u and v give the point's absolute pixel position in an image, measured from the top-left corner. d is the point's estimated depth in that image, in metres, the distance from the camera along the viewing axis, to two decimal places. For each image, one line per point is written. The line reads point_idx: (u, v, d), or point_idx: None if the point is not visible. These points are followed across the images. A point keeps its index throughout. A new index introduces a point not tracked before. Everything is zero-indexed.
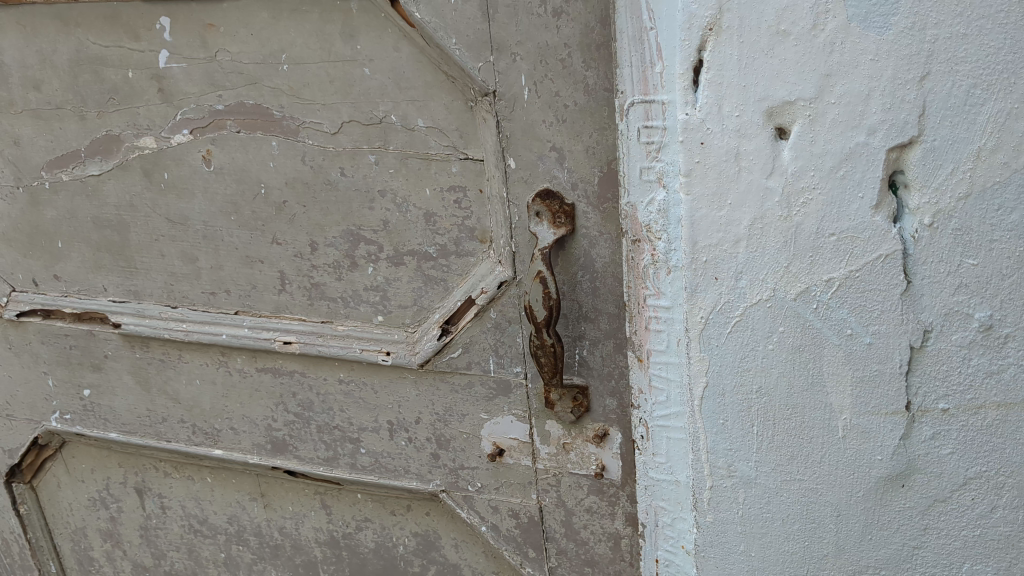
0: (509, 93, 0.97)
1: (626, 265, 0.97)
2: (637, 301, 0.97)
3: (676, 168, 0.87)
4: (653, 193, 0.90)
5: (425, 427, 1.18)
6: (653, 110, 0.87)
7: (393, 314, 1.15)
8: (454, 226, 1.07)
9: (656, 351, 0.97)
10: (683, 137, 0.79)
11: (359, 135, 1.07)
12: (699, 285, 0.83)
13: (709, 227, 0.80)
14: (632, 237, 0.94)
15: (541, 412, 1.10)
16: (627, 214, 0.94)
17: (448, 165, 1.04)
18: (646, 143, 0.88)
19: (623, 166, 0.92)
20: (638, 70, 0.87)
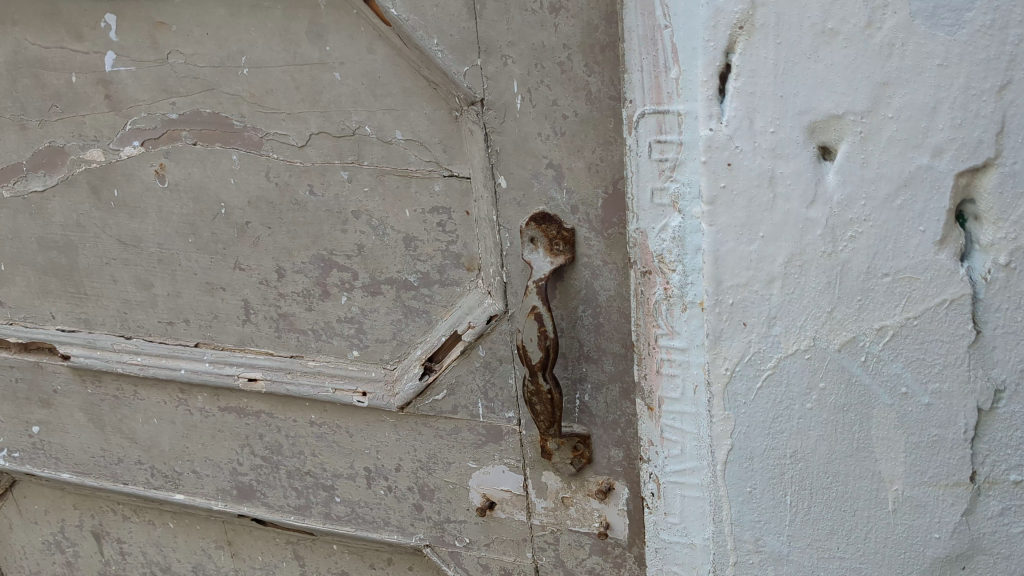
0: (499, 102, 0.83)
1: (634, 299, 0.84)
2: (647, 341, 0.84)
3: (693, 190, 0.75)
4: (667, 218, 0.78)
5: (406, 475, 1.05)
6: (667, 122, 0.75)
7: (369, 349, 1.01)
8: (438, 251, 0.93)
9: (670, 399, 0.85)
10: (706, 156, 0.66)
11: (330, 149, 0.94)
12: (724, 332, 0.69)
13: (737, 264, 0.67)
14: (642, 267, 0.82)
15: (537, 461, 0.97)
16: (635, 242, 0.81)
17: (430, 183, 0.91)
18: (659, 160, 0.77)
19: (632, 186, 0.80)
20: (650, 75, 0.75)
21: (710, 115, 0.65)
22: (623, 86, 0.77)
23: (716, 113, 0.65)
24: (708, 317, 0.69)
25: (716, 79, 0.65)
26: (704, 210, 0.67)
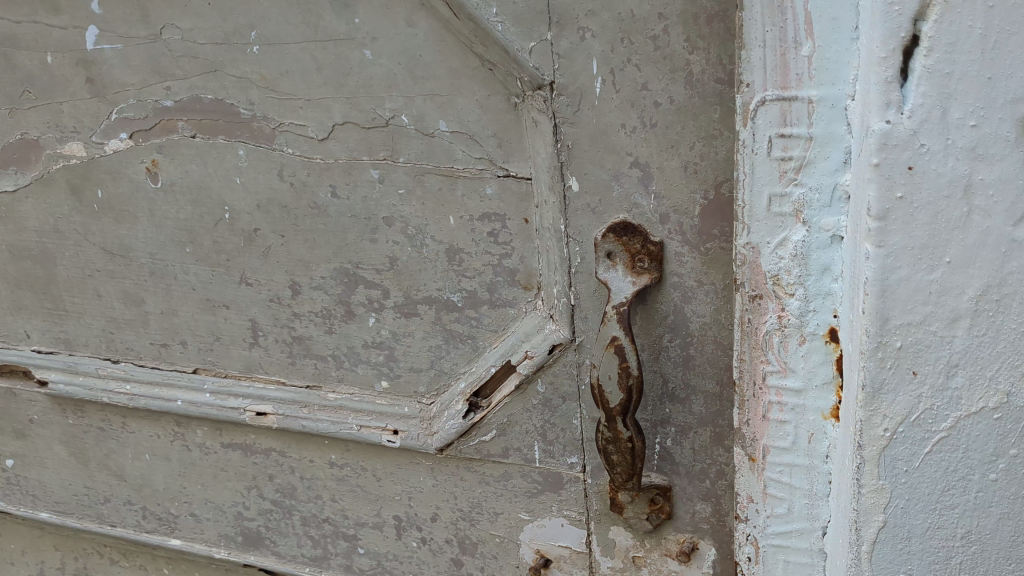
0: (573, 85, 0.67)
1: (736, 329, 0.69)
2: (752, 378, 0.69)
3: (824, 199, 0.62)
4: (787, 231, 0.64)
5: (444, 526, 0.89)
6: (794, 112, 0.60)
7: (401, 380, 0.86)
8: (489, 267, 0.78)
9: (778, 448, 0.70)
10: (877, 159, 0.49)
11: (357, 142, 0.78)
12: (885, 384, 0.54)
13: (911, 298, 0.51)
14: (752, 291, 0.67)
15: (604, 515, 0.81)
16: (744, 260, 0.66)
17: (481, 185, 0.75)
18: (781, 160, 0.62)
19: (744, 191, 0.64)
20: (774, 52, 0.59)
21: (886, 103, 0.48)
22: (737, 65, 0.62)
23: (895, 101, 0.48)
24: (864, 365, 0.54)
25: (898, 55, 0.48)
26: (870, 228, 0.51)
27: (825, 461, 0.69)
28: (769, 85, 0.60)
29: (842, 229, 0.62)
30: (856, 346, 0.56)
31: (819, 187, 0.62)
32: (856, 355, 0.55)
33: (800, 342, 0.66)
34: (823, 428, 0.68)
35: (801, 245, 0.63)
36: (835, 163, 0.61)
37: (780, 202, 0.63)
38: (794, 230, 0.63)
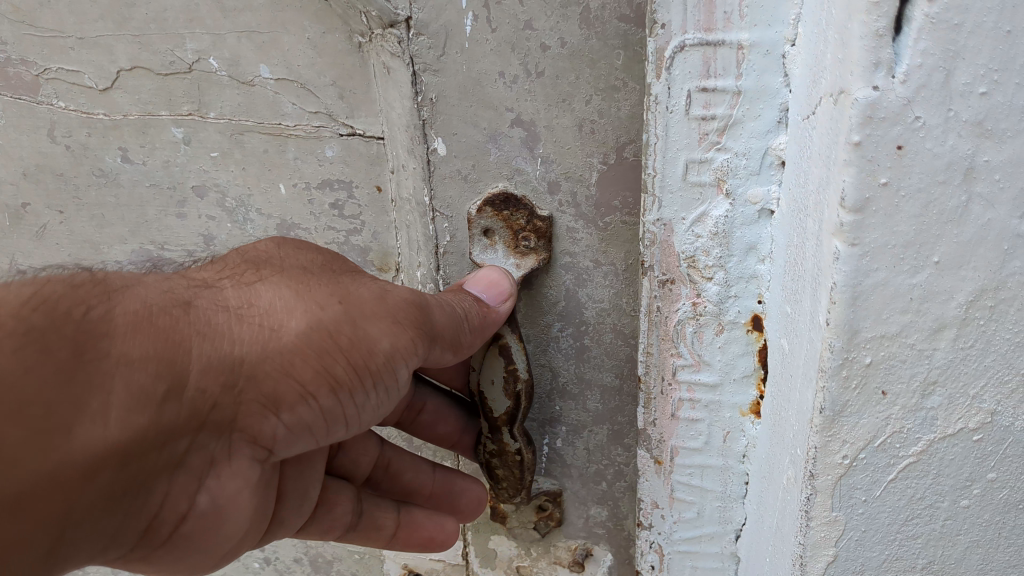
0: (436, 22, 0.53)
1: (642, 318, 0.57)
2: (660, 375, 0.58)
3: (752, 168, 0.51)
4: (705, 204, 0.52)
5: (292, 544, 0.76)
6: (720, 62, 0.48)
7: None
8: (334, 245, 0.63)
9: (689, 450, 0.60)
10: (860, 137, 0.38)
11: (152, 93, 0.60)
12: (849, 406, 0.43)
13: (887, 307, 0.41)
14: (662, 275, 0.55)
15: (484, 524, 0.71)
16: (654, 239, 0.54)
17: (319, 146, 0.60)
18: (702, 120, 0.50)
19: (655, 157, 0.51)
20: None
21: (874, 63, 0.37)
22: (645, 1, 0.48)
23: (886, 60, 0.37)
24: (824, 387, 0.43)
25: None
26: (842, 222, 0.40)
27: (742, 462, 0.60)
28: (690, 23, 0.48)
29: (772, 202, 0.51)
30: (807, 357, 0.45)
31: (747, 150, 0.50)
32: (809, 371, 0.45)
33: (718, 332, 0.56)
34: (742, 426, 0.58)
35: (723, 221, 0.52)
36: (767, 123, 0.49)
37: (698, 168, 0.51)
38: (712, 203, 0.52)
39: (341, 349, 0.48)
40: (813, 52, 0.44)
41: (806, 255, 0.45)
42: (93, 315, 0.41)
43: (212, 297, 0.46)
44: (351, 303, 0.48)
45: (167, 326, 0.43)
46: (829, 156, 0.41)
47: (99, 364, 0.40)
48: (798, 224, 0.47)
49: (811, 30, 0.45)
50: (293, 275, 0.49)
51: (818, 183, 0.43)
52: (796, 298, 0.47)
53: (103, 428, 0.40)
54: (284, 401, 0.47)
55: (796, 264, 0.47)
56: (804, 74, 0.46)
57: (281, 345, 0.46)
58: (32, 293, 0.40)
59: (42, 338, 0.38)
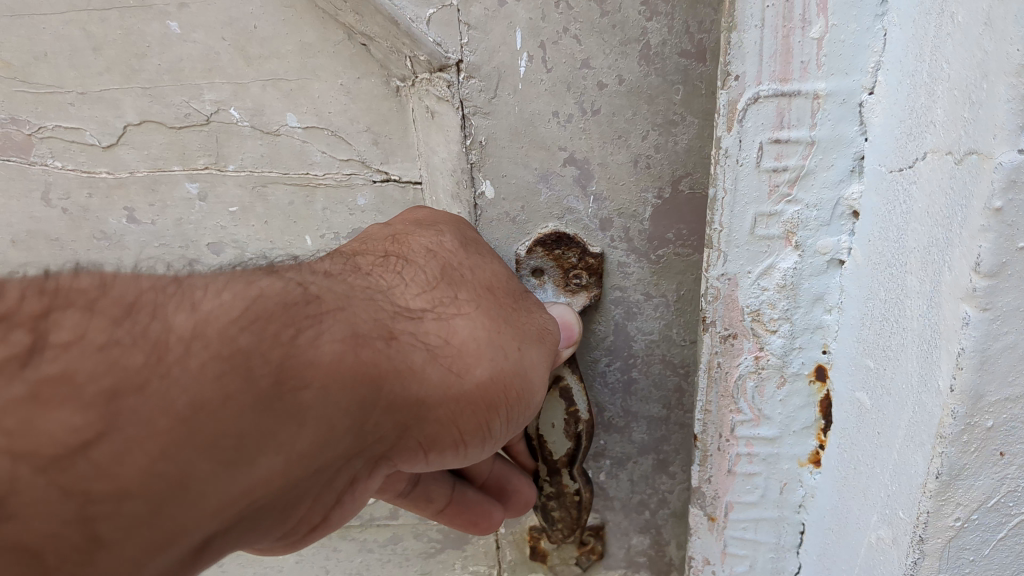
0: (488, 65, 0.51)
1: (702, 374, 0.55)
2: (717, 432, 0.56)
3: (824, 217, 0.49)
4: (774, 257, 0.50)
5: None
6: (796, 111, 0.47)
7: None
8: None
9: (742, 504, 0.58)
10: (1001, 204, 0.31)
11: (163, 148, 0.56)
12: (967, 471, 0.37)
13: (1021, 363, 0.34)
14: (723, 331, 0.53)
15: (521, 565, 0.69)
16: (718, 294, 0.52)
17: (349, 194, 0.57)
18: (775, 171, 0.48)
19: (721, 213, 0.49)
20: (777, 37, 0.45)
21: (1021, 126, 0.30)
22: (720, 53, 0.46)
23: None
24: (941, 454, 0.37)
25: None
26: (973, 287, 0.33)
27: (798, 513, 0.57)
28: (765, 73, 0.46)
29: (842, 251, 0.49)
30: (916, 424, 0.39)
31: (818, 201, 0.49)
32: (920, 436, 0.38)
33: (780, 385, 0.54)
34: (800, 477, 0.56)
35: (790, 274, 0.50)
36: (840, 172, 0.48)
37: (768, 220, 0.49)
38: (779, 254, 0.50)
39: (509, 402, 0.44)
40: (908, 103, 0.41)
41: (905, 317, 0.40)
42: (307, 340, 0.34)
43: (410, 324, 0.41)
44: (527, 351, 0.45)
45: (368, 361, 0.36)
46: (957, 222, 0.34)
47: (302, 396, 0.33)
48: (897, 279, 0.42)
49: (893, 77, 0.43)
50: (485, 305, 0.45)
51: (926, 244, 0.38)
52: (897, 358, 0.42)
53: (286, 465, 0.33)
54: (439, 442, 0.43)
55: (897, 321, 0.41)
56: (889, 122, 0.43)
57: (465, 388, 0.42)
58: (244, 307, 0.33)
59: (250, 364, 0.31)
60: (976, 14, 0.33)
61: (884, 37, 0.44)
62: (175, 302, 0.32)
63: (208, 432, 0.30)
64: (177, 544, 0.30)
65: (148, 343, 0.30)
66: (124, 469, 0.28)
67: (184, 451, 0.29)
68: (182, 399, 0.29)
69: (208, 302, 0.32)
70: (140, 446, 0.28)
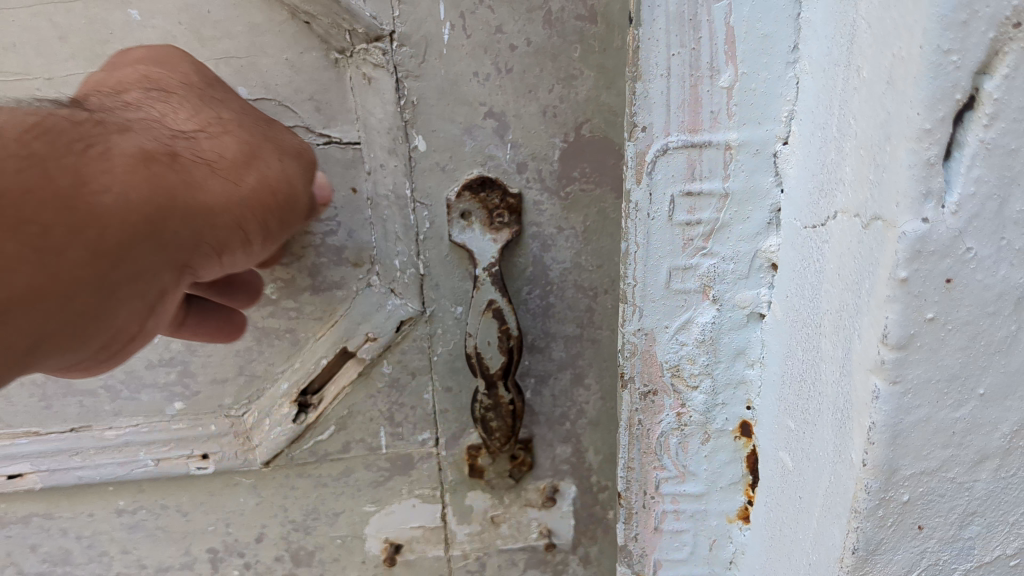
0: (417, 34, 0.60)
1: (626, 433, 0.70)
2: (645, 489, 0.72)
3: (731, 270, 0.64)
4: (685, 312, 0.65)
5: (272, 544, 0.79)
6: (704, 161, 0.60)
7: (201, 397, 0.74)
8: (309, 248, 0.68)
9: (671, 557, 0.76)
10: (905, 274, 0.43)
11: None
12: (886, 544, 0.51)
13: (921, 443, 0.48)
14: (642, 387, 0.68)
15: (461, 483, 0.78)
16: (637, 347, 0.67)
17: None
18: (689, 218, 0.62)
19: (635, 264, 0.63)
20: (688, 86, 0.58)
21: (922, 196, 0.41)
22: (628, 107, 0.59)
23: (936, 190, 0.41)
24: (858, 528, 0.50)
25: (946, 124, 0.40)
26: (883, 359, 0.45)
27: (727, 566, 0.76)
28: (671, 122, 0.59)
29: (760, 304, 0.64)
30: (835, 496, 0.52)
31: (737, 253, 0.63)
32: (836, 508, 0.52)
33: (702, 440, 0.71)
34: (729, 531, 0.74)
35: (710, 327, 0.66)
36: (757, 223, 0.62)
37: (681, 273, 0.64)
38: (697, 309, 0.65)
39: (279, 202, 0.54)
40: (818, 159, 0.53)
41: (824, 382, 0.54)
42: (150, 165, 0.45)
43: (187, 143, 0.50)
44: (269, 146, 0.55)
45: (160, 180, 0.45)
46: (865, 289, 0.46)
47: (182, 201, 0.46)
48: (813, 344, 0.55)
49: (804, 129, 0.57)
50: (234, 128, 0.54)
51: (837, 303, 0.50)
52: (818, 422, 0.55)
53: (159, 259, 0.46)
54: (232, 248, 0.51)
55: (818, 389, 0.55)
56: (801, 176, 0.57)
57: (243, 193, 0.51)
58: (94, 121, 0.45)
59: (147, 172, 0.44)
60: (879, 77, 0.44)
61: (795, 82, 0.57)
62: (99, 136, 0.44)
63: (118, 231, 0.42)
64: (76, 304, 0.41)
65: (72, 157, 0.41)
66: (63, 260, 0.40)
67: (109, 232, 0.42)
68: (107, 193, 0.42)
69: (115, 138, 0.45)
70: (81, 239, 0.40)
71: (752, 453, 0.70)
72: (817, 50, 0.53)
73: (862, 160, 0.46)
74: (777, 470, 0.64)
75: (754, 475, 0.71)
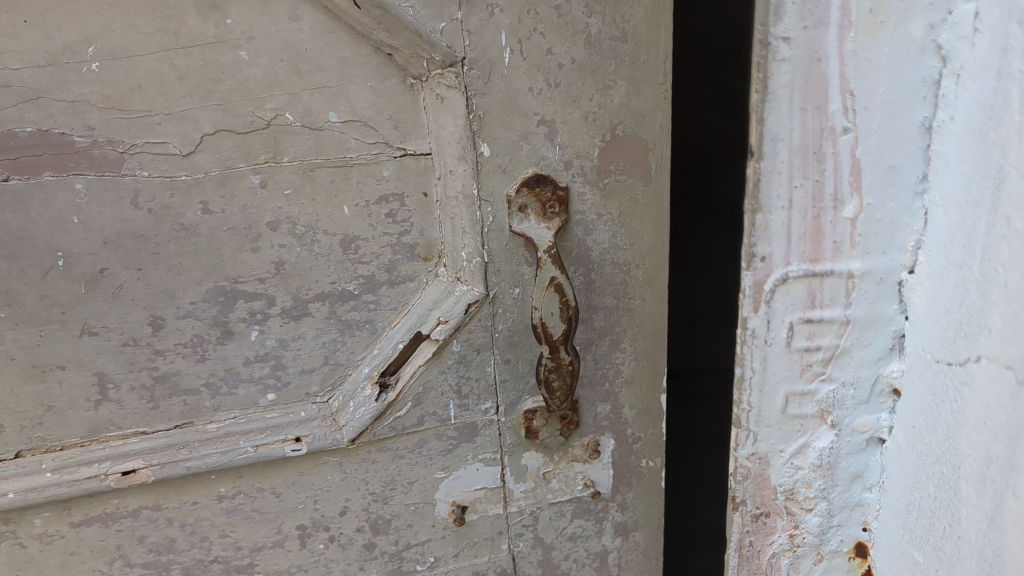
0: (484, 59, 0.72)
1: (751, 529, 0.94)
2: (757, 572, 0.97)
3: (850, 386, 0.86)
4: (805, 420, 0.88)
5: (354, 516, 0.89)
6: (820, 287, 0.82)
7: (290, 388, 0.84)
8: (387, 247, 0.80)
9: None
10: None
11: (232, 150, 0.73)
12: None
13: None
14: (756, 507, 0.93)
15: (518, 445, 0.90)
16: (750, 466, 0.91)
17: (377, 168, 0.76)
18: (806, 360, 0.85)
19: (751, 391, 0.87)
20: (807, 230, 0.80)
21: None
22: (749, 236, 0.80)
23: None
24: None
25: None
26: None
27: None
28: (791, 253, 0.81)
29: (879, 427, 0.88)
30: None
31: (855, 379, 0.86)
32: None
33: (813, 560, 0.96)
34: None
35: (826, 449, 0.89)
36: (877, 349, 0.84)
37: (800, 397, 0.87)
38: (813, 433, 0.89)
39: None
40: (950, 295, 0.75)
41: (962, 526, 0.73)
42: None
43: None
44: None
45: None
46: (1016, 441, 0.65)
47: None
48: (949, 484, 0.75)
49: (928, 262, 0.78)
50: None
51: (982, 451, 0.69)
52: (956, 561, 0.75)
53: None
54: None
55: (955, 531, 0.75)
56: (927, 309, 0.78)
57: None
58: None
59: None
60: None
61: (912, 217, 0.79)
62: None
63: None
64: None
65: None
66: None
67: None
68: None
69: None
70: None
71: (862, 570, 0.96)
72: (951, 183, 0.74)
73: (1013, 310, 0.64)
74: (901, 563, 0.86)
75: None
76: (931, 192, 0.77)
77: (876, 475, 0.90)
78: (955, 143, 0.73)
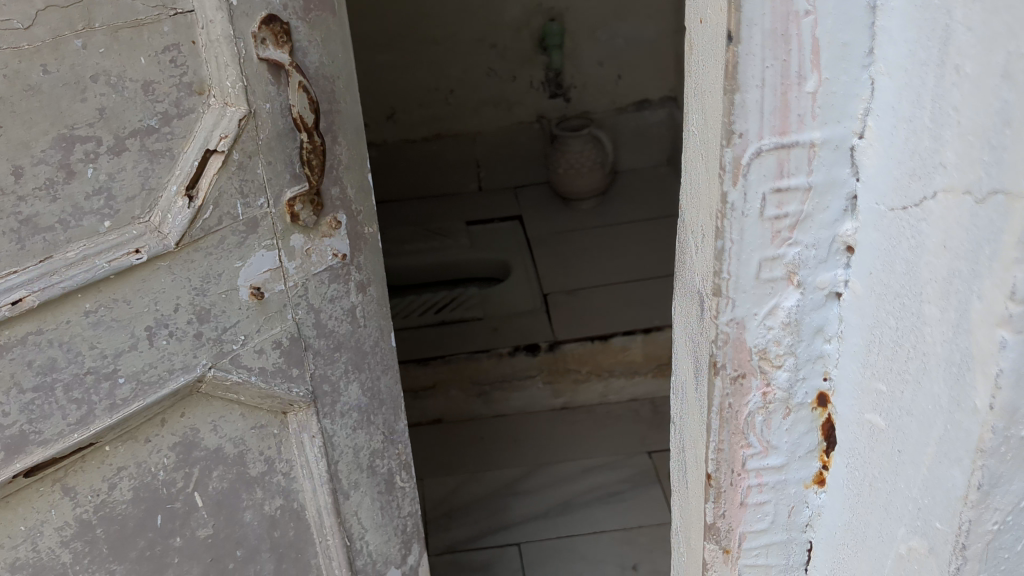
0: None
1: (716, 411, 0.84)
2: (730, 465, 0.87)
3: (817, 246, 0.75)
4: (774, 290, 0.78)
5: (184, 309, 1.18)
6: (791, 155, 0.72)
7: (121, 213, 1.08)
8: (173, 86, 1.09)
9: (750, 526, 0.91)
10: None
11: (59, 21, 0.97)
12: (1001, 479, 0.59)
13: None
14: (733, 370, 0.82)
15: (286, 230, 1.27)
16: (726, 344, 0.80)
17: (159, 26, 1.06)
18: (777, 218, 0.74)
19: (733, 256, 0.76)
20: (774, 102, 0.70)
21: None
22: (729, 113, 0.70)
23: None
24: (984, 464, 0.59)
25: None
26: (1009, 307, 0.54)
27: (800, 524, 0.92)
28: (763, 129, 0.71)
29: (837, 284, 0.77)
30: (950, 442, 0.62)
31: (817, 242, 0.75)
32: (955, 453, 0.61)
33: (783, 415, 0.84)
34: (807, 494, 0.89)
35: (793, 309, 0.78)
36: (835, 212, 0.74)
37: (770, 262, 0.76)
38: (783, 295, 0.78)
39: None
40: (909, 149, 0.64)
41: (926, 344, 0.63)
42: None
43: None
44: None
45: None
46: (984, 255, 0.56)
47: None
48: (913, 311, 0.65)
49: (880, 125, 0.68)
50: None
51: (945, 272, 0.60)
52: (920, 380, 0.65)
53: None
54: None
55: (918, 350, 0.65)
56: (884, 166, 0.68)
57: None
58: None
59: None
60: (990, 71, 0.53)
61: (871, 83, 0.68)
62: None
63: None
64: None
65: None
66: None
67: None
68: None
69: None
70: None
71: (825, 420, 0.85)
72: (895, 52, 0.65)
73: (967, 144, 0.56)
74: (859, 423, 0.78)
75: (827, 440, 0.86)
76: (879, 63, 0.67)
77: (836, 326, 0.79)
78: (898, 14, 0.64)
